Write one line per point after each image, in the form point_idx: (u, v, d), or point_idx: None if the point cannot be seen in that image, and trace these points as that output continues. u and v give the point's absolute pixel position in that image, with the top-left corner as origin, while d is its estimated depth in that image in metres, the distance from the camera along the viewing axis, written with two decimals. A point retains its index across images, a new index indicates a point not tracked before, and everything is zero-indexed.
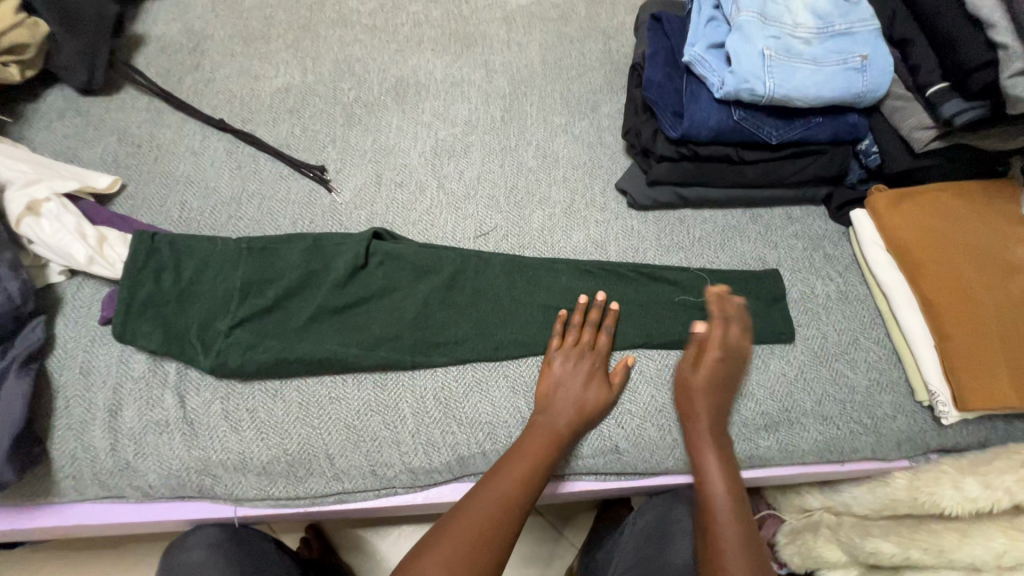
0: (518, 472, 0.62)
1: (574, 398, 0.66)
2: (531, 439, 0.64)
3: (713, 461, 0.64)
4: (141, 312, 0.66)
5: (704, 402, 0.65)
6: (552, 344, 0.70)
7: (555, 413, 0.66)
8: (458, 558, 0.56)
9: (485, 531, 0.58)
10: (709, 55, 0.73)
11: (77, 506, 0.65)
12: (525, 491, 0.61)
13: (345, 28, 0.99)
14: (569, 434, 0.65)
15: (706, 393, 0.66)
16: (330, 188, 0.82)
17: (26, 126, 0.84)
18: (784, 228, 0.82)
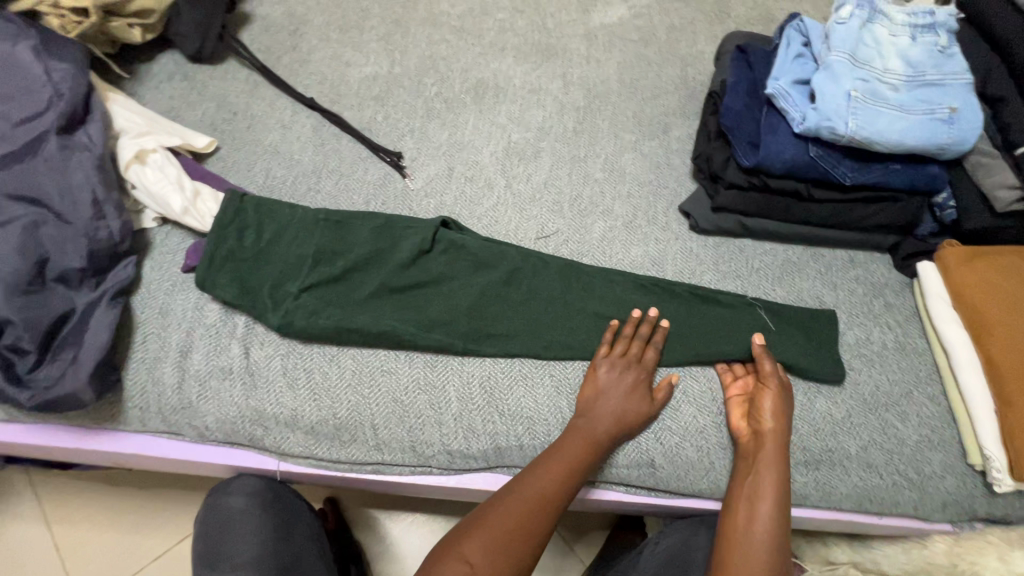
0: (557, 470, 0.63)
1: (617, 406, 0.67)
2: (572, 440, 0.65)
3: (765, 490, 0.64)
4: (221, 265, 0.70)
5: (773, 424, 0.66)
6: (601, 351, 0.71)
7: (598, 419, 0.66)
8: (498, 550, 0.59)
9: (522, 526, 0.61)
10: (793, 89, 0.74)
11: (138, 436, 0.70)
12: (560, 490, 0.63)
13: (434, 27, 1.04)
14: (608, 439, 0.66)
15: (776, 416, 0.66)
16: (404, 174, 0.86)
17: (138, 84, 0.91)
18: (845, 270, 0.81)
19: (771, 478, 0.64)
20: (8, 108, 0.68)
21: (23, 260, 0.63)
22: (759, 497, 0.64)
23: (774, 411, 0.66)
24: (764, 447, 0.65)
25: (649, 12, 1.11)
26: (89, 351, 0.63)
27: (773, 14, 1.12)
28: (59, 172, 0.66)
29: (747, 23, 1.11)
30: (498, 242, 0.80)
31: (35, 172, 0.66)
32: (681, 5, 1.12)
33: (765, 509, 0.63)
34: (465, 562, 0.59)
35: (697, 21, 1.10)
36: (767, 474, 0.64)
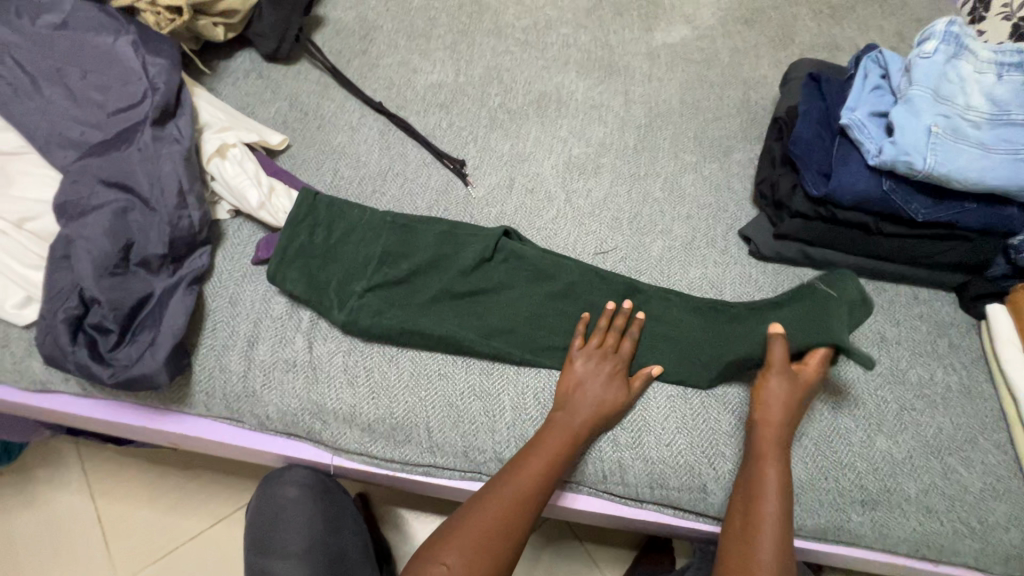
0: (532, 469, 0.63)
1: (590, 395, 0.67)
2: (544, 437, 0.65)
3: (768, 487, 0.63)
4: (292, 260, 0.72)
5: (780, 415, 0.67)
6: (575, 343, 0.72)
7: (566, 412, 0.67)
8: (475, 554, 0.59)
9: (500, 529, 0.61)
10: (869, 121, 0.73)
11: (201, 419, 0.72)
12: (537, 489, 0.63)
13: (499, 38, 1.06)
14: (581, 431, 0.66)
15: (784, 409, 0.67)
16: (466, 182, 0.87)
17: (217, 80, 0.95)
18: (908, 306, 0.80)
19: (775, 474, 0.63)
20: (107, 98, 0.72)
21: (113, 244, 0.66)
22: (763, 493, 0.63)
23: (783, 402, 0.67)
24: (767, 441, 0.65)
25: (712, 34, 1.11)
26: (166, 335, 0.65)
27: (839, 43, 1.11)
28: (150, 162, 0.70)
29: (812, 50, 1.11)
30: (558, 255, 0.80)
31: (128, 160, 0.70)
32: (745, 29, 1.12)
33: (769, 507, 0.62)
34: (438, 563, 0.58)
35: (760, 45, 1.10)
36: (768, 471, 0.64)
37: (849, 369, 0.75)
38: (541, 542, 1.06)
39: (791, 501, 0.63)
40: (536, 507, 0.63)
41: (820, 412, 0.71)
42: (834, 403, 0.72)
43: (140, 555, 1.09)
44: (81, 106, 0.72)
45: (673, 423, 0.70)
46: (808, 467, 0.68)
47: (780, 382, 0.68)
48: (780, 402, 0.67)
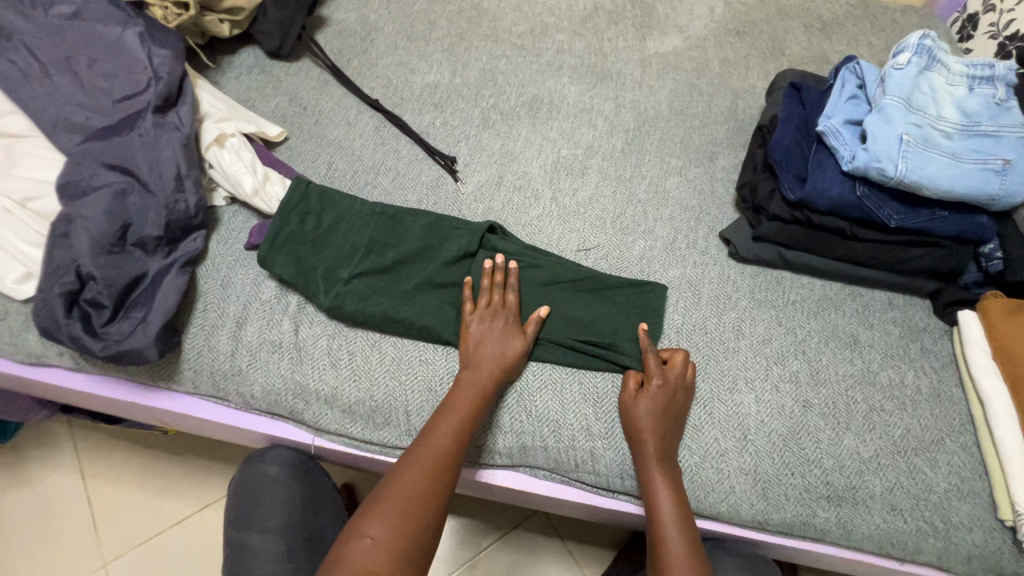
0: (454, 429, 0.64)
1: (501, 358, 0.69)
2: (457, 396, 0.67)
3: (658, 487, 0.65)
4: (282, 246, 0.75)
5: (648, 423, 0.67)
6: (467, 309, 0.73)
7: (474, 371, 0.68)
8: (401, 525, 0.58)
9: (425, 492, 0.60)
10: (843, 129, 0.76)
11: (188, 397, 0.75)
12: (457, 449, 0.64)
13: (496, 43, 1.09)
14: (488, 387, 0.68)
15: (654, 418, 0.67)
16: (457, 178, 0.90)
17: (221, 74, 0.98)
18: (883, 311, 0.81)
19: (660, 469, 0.66)
20: (113, 86, 0.75)
21: (110, 224, 0.68)
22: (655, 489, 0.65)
23: (650, 415, 0.67)
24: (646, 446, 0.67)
25: (704, 44, 1.14)
26: (157, 312, 0.68)
27: (828, 56, 1.14)
28: (151, 147, 0.73)
29: (801, 62, 1.14)
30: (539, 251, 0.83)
31: (130, 145, 0.73)
32: (737, 40, 1.15)
33: (663, 499, 0.65)
34: (365, 536, 0.58)
35: (750, 56, 1.13)
36: (654, 466, 0.66)
37: (821, 369, 0.76)
38: (522, 539, 1.08)
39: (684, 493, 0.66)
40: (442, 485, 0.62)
41: (790, 409, 0.73)
42: (804, 401, 0.74)
43: (128, 538, 1.11)
44: (88, 93, 0.76)
45: None
46: (775, 461, 0.70)
47: (644, 397, 0.69)
48: (646, 414, 0.67)
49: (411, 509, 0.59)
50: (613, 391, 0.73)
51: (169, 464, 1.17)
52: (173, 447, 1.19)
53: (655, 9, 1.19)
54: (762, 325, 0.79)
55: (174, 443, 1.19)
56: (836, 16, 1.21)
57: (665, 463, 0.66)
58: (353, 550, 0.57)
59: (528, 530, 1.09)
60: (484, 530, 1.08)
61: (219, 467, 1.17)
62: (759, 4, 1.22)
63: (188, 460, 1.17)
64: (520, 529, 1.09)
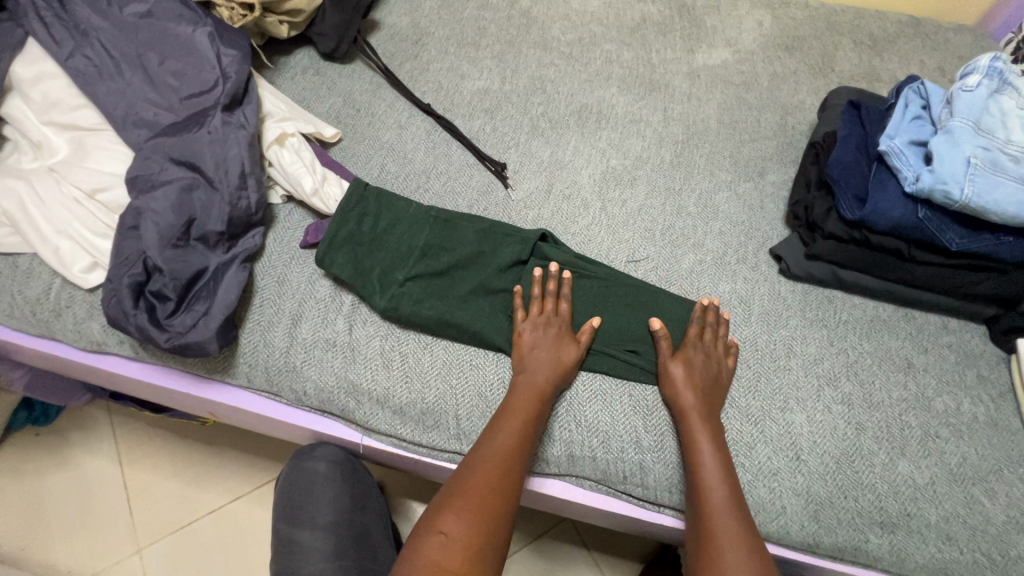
0: (514, 428, 0.66)
1: (559, 363, 0.70)
2: (518, 396, 0.68)
3: (703, 451, 0.66)
4: (340, 245, 0.76)
5: (687, 397, 0.69)
6: (518, 316, 0.74)
7: (531, 375, 0.69)
8: (475, 523, 0.60)
9: (494, 490, 0.62)
10: (908, 149, 0.75)
11: (241, 391, 0.76)
12: (520, 448, 0.65)
13: (545, 51, 1.10)
14: (545, 390, 0.69)
15: (690, 383, 0.70)
16: (507, 185, 0.91)
17: (278, 75, 1.00)
18: (938, 335, 0.80)
19: (703, 433, 0.67)
20: (182, 84, 0.77)
21: (177, 218, 0.70)
22: (697, 452, 0.66)
23: (689, 389, 0.69)
24: (693, 430, 0.67)
25: (752, 58, 1.13)
26: (218, 307, 0.69)
27: (879, 73, 1.13)
28: (218, 144, 0.74)
29: (851, 79, 1.13)
30: (592, 261, 0.83)
31: (197, 141, 0.74)
32: (786, 55, 1.15)
33: (704, 460, 0.65)
34: (439, 531, 0.60)
35: (800, 72, 1.12)
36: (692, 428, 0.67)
37: (875, 392, 0.75)
38: (549, 547, 1.08)
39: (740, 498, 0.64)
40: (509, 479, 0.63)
41: (843, 432, 0.72)
42: (857, 423, 0.73)
43: (163, 525, 1.13)
44: (158, 90, 0.78)
45: None
46: (828, 483, 0.69)
47: (677, 363, 0.71)
48: (680, 377, 0.70)
49: (482, 506, 0.61)
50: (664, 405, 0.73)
51: (206, 454, 1.19)
52: (210, 438, 1.21)
53: (703, 21, 1.18)
54: (813, 344, 0.78)
55: (211, 434, 1.21)
56: (887, 33, 1.20)
57: (705, 426, 0.67)
58: (426, 545, 0.59)
59: (555, 538, 1.09)
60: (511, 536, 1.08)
61: (253, 460, 1.19)
62: (809, 19, 1.21)
63: (224, 452, 1.19)
64: (548, 537, 1.09)
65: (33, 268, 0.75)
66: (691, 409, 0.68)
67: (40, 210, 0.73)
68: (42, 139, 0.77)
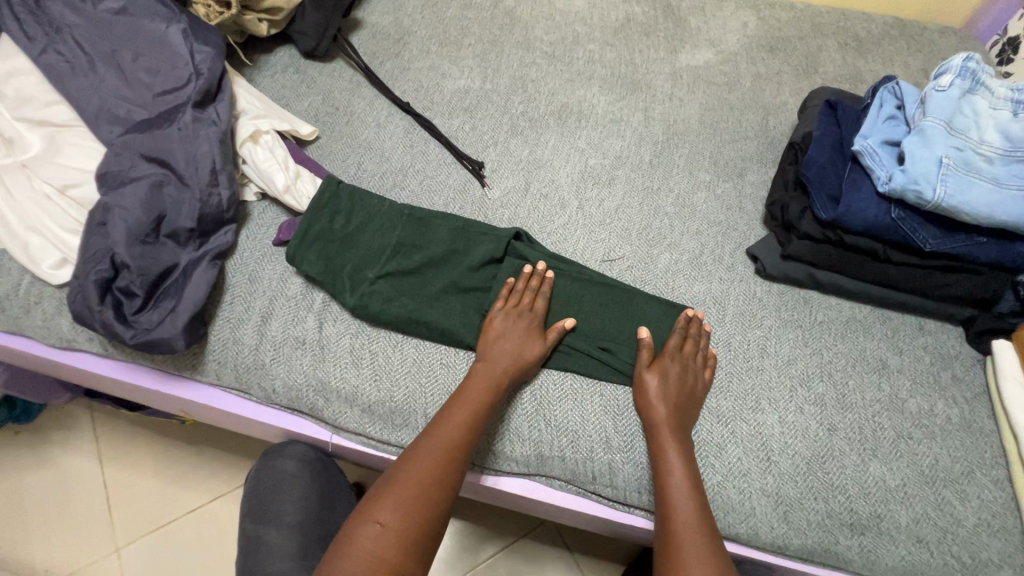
0: (459, 422, 0.64)
1: (525, 359, 0.70)
2: (473, 389, 0.67)
3: (671, 464, 0.65)
4: (311, 243, 0.75)
5: (660, 409, 0.68)
6: (496, 303, 0.74)
7: (494, 368, 0.68)
8: (411, 513, 0.58)
9: (435, 481, 0.61)
10: (881, 150, 0.74)
11: (210, 389, 0.76)
12: (466, 440, 0.64)
13: (527, 51, 1.10)
14: (503, 383, 0.68)
15: (664, 399, 0.68)
16: (484, 183, 0.90)
17: (258, 73, 1.00)
18: (913, 336, 0.80)
19: (677, 453, 0.66)
20: (155, 81, 0.77)
21: (146, 214, 0.70)
22: (669, 474, 0.65)
23: (661, 400, 0.68)
24: (663, 442, 0.66)
25: (736, 58, 1.13)
26: (186, 304, 0.69)
27: (862, 75, 1.13)
28: (189, 141, 0.74)
29: (835, 81, 1.12)
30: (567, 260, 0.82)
31: (168, 138, 0.74)
32: (769, 56, 1.14)
33: (677, 484, 0.64)
34: (375, 523, 0.58)
35: (783, 73, 1.12)
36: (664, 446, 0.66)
37: (848, 393, 0.75)
38: (529, 549, 1.07)
39: (707, 511, 0.63)
40: (453, 473, 0.62)
41: (815, 432, 0.71)
42: (829, 424, 0.72)
43: (141, 523, 1.13)
44: (131, 87, 0.78)
45: None
46: (798, 484, 0.68)
47: (653, 375, 0.70)
48: (655, 394, 0.69)
49: (422, 496, 0.60)
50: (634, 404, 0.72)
51: (186, 453, 1.19)
52: (190, 437, 1.20)
53: (687, 22, 1.18)
54: (788, 344, 0.78)
55: (192, 433, 1.20)
56: (872, 35, 1.19)
57: (677, 441, 0.66)
58: (360, 537, 0.57)
59: (536, 540, 1.08)
60: (491, 538, 1.08)
61: (233, 459, 1.18)
62: (793, 20, 1.21)
63: (204, 452, 1.19)
64: (528, 539, 1.08)
65: (2, 264, 0.74)
66: (662, 421, 0.67)
67: (11, 206, 0.73)
68: (13, 135, 0.76)
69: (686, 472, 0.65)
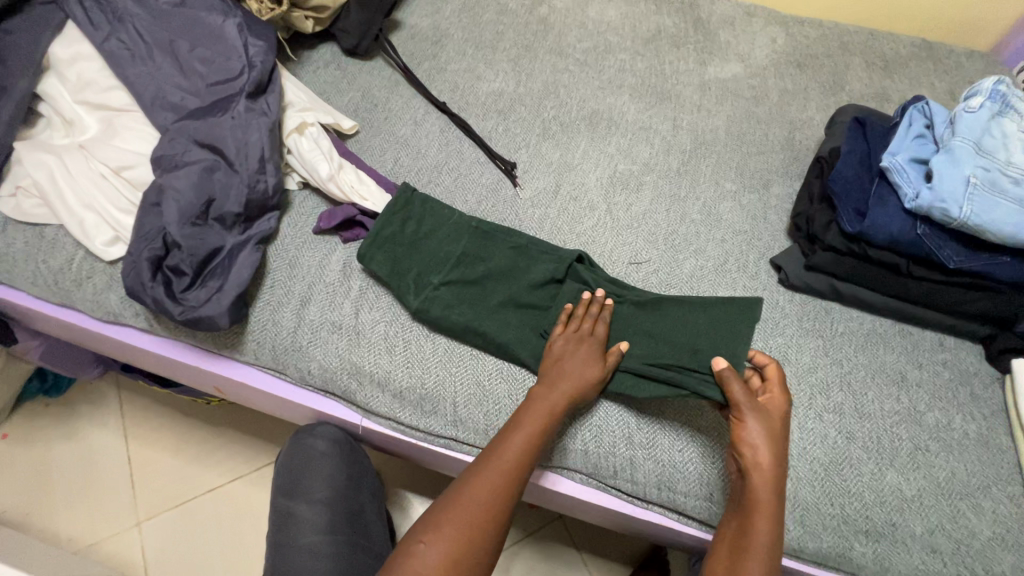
0: (515, 448, 0.65)
1: (580, 385, 0.69)
2: (529, 416, 0.67)
3: (760, 516, 0.62)
4: (381, 244, 0.78)
5: (765, 453, 0.64)
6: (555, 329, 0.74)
7: (551, 397, 0.68)
8: (462, 538, 0.59)
9: (487, 509, 0.61)
10: (909, 167, 0.76)
11: (247, 368, 0.79)
12: (520, 469, 0.64)
13: (560, 57, 1.13)
14: (558, 411, 0.68)
15: (768, 447, 0.64)
16: (516, 183, 0.93)
17: (301, 68, 1.04)
18: (932, 351, 0.81)
19: (765, 505, 0.62)
20: (209, 71, 0.81)
21: (197, 197, 0.73)
22: (751, 523, 0.62)
23: (766, 443, 0.64)
24: (755, 487, 0.63)
25: (764, 73, 1.15)
26: (231, 285, 0.72)
27: (889, 94, 1.15)
28: (240, 130, 0.78)
29: (861, 99, 1.14)
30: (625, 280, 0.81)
31: (221, 126, 0.78)
32: (797, 72, 1.16)
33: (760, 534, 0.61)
34: (419, 543, 0.59)
35: (810, 89, 1.14)
36: (759, 491, 0.63)
37: (867, 403, 0.76)
38: (540, 545, 1.09)
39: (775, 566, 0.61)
40: (506, 502, 0.63)
41: (834, 440, 0.73)
42: (847, 432, 0.74)
43: (163, 499, 1.16)
44: (186, 75, 0.81)
45: (688, 431, 0.72)
46: (815, 489, 0.70)
47: (760, 416, 0.65)
48: (762, 438, 0.64)
49: (473, 523, 0.60)
50: (656, 403, 0.74)
51: (209, 433, 1.22)
52: (214, 418, 1.23)
53: (716, 36, 1.21)
54: (808, 353, 0.80)
55: (215, 415, 1.23)
56: (899, 55, 1.21)
57: (774, 493, 0.63)
58: (409, 555, 0.59)
59: (546, 537, 1.10)
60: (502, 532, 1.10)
61: (253, 441, 1.21)
62: (822, 38, 1.23)
63: (225, 433, 1.22)
64: (538, 535, 1.10)
65: (58, 239, 0.78)
66: (765, 467, 0.63)
67: (68, 183, 0.77)
68: (74, 117, 0.80)
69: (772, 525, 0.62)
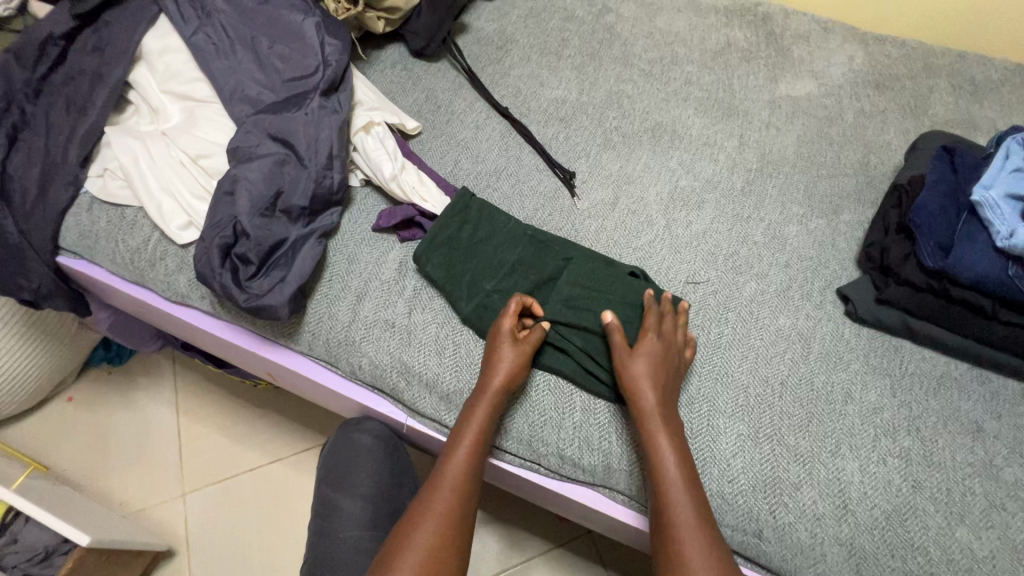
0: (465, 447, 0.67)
1: (493, 387, 0.68)
2: (464, 432, 0.67)
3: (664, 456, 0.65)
4: (438, 247, 0.79)
5: (648, 382, 0.68)
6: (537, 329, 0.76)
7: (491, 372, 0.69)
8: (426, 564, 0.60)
9: (449, 514, 0.63)
10: (1004, 203, 0.71)
11: (300, 358, 0.81)
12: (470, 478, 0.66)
13: (624, 67, 1.11)
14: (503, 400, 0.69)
15: (651, 378, 0.68)
16: (573, 194, 0.92)
17: (370, 68, 1.06)
18: (1014, 402, 0.75)
19: (667, 439, 0.66)
20: (285, 67, 0.84)
21: (267, 189, 0.76)
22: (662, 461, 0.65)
23: (649, 373, 0.68)
24: (649, 413, 0.67)
25: (839, 92, 1.10)
26: (293, 276, 0.74)
27: (977, 121, 1.07)
28: (312, 126, 0.80)
29: (945, 124, 1.07)
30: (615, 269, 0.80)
31: (295, 121, 0.80)
32: (875, 93, 1.11)
33: (671, 475, 0.64)
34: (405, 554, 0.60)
35: (889, 111, 1.08)
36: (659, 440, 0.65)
37: (936, 451, 0.71)
38: (566, 558, 1.07)
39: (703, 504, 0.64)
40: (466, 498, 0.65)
41: (898, 487, 0.68)
42: (914, 480, 0.69)
43: (207, 474, 1.20)
44: (264, 71, 0.84)
45: (741, 462, 0.70)
46: (875, 538, 0.66)
47: (642, 357, 0.70)
48: (643, 374, 0.69)
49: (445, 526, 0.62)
50: (708, 430, 0.72)
51: (255, 413, 1.26)
52: (260, 400, 1.28)
53: (790, 51, 1.16)
54: (874, 392, 0.75)
55: (262, 398, 1.27)
56: (990, 80, 1.13)
57: (665, 422, 0.67)
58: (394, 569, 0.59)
59: (573, 551, 1.08)
60: (528, 541, 1.09)
61: (297, 425, 1.25)
62: (904, 58, 1.16)
63: (269, 415, 1.26)
64: (565, 547, 1.08)
65: (137, 221, 0.82)
66: (650, 399, 0.67)
67: (150, 168, 0.81)
68: (159, 106, 0.84)
69: (679, 458, 0.65)
